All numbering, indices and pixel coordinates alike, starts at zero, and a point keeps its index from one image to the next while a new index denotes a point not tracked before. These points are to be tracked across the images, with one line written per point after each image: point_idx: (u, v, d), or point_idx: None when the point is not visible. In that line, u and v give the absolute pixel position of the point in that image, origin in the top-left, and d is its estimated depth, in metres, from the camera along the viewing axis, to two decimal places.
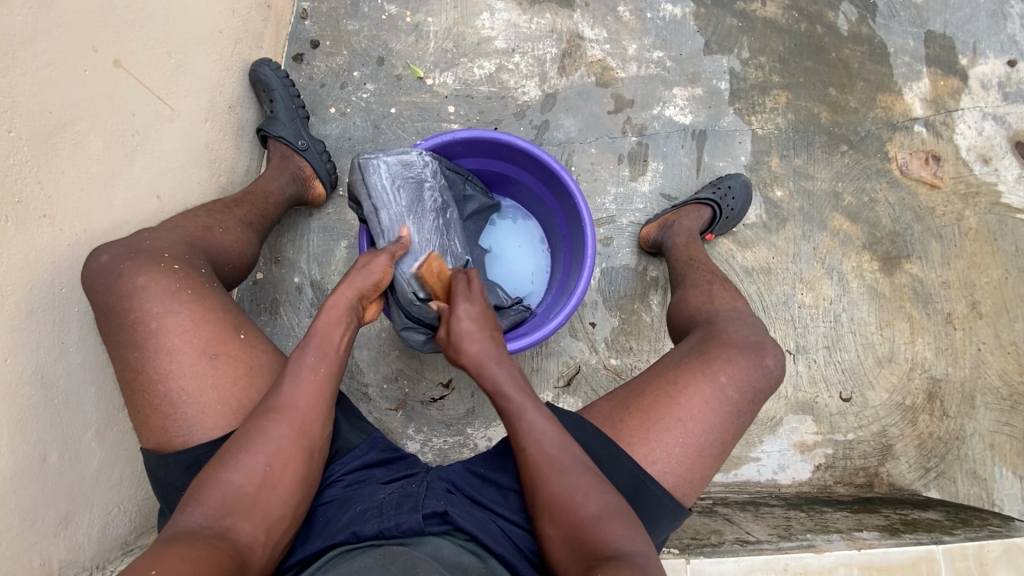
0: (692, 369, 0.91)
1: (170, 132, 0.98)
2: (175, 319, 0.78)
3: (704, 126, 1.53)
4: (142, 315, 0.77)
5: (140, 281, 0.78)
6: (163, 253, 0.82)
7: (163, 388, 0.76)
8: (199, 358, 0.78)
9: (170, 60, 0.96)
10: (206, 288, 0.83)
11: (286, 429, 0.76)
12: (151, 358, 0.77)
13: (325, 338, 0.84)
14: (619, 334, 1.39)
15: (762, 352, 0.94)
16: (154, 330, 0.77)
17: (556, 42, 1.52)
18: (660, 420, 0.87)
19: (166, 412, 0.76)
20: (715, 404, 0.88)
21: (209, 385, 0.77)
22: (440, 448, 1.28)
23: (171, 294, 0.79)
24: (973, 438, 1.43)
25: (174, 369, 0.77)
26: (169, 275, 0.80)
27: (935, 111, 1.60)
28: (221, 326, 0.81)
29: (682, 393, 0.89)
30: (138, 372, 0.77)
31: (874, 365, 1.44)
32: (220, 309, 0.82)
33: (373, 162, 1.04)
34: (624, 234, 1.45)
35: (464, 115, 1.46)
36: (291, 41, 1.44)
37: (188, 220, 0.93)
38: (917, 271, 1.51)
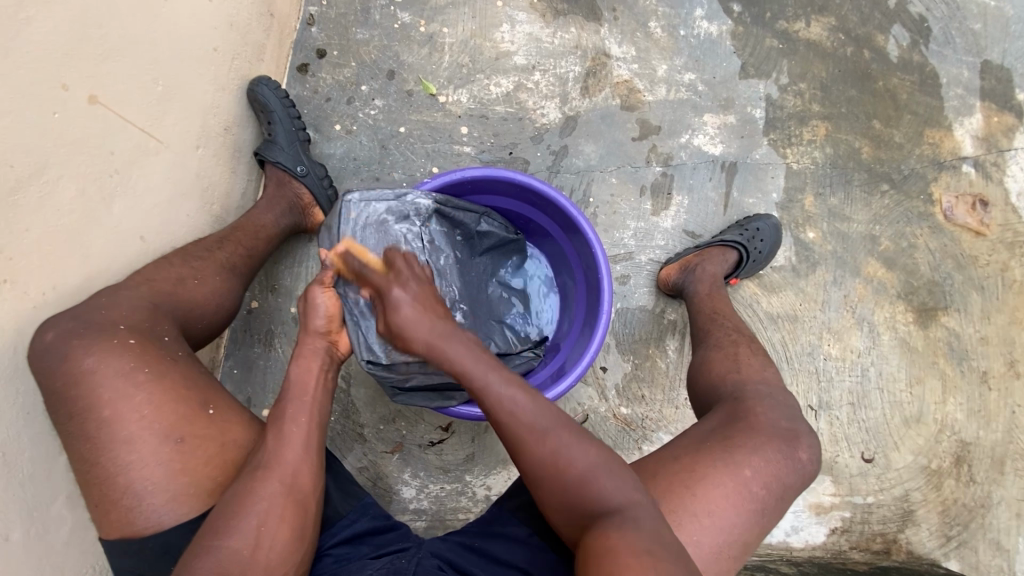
0: (716, 456, 0.84)
1: (156, 166, 0.90)
2: (130, 404, 0.72)
3: (735, 158, 1.42)
4: (92, 401, 0.71)
5: (87, 363, 0.72)
6: (117, 324, 0.75)
7: (122, 479, 0.70)
8: (162, 444, 0.72)
9: (157, 88, 0.88)
10: (166, 362, 0.76)
11: (275, 484, 0.73)
12: (106, 448, 0.71)
13: (301, 383, 0.84)
14: (631, 382, 1.31)
15: (795, 443, 0.89)
16: (106, 417, 0.71)
17: (580, 60, 1.41)
18: (677, 509, 0.79)
19: (128, 505, 0.70)
20: (741, 500, 0.81)
21: (176, 470, 0.72)
22: (436, 495, 1.21)
23: (124, 374, 0.72)
24: (1000, 506, 1.34)
25: (133, 460, 0.71)
26: (122, 353, 0.73)
27: (986, 150, 1.48)
28: (185, 405, 0.75)
29: (702, 482, 0.82)
30: (93, 463, 0.71)
31: (900, 425, 1.36)
32: (182, 385, 0.76)
33: (356, 203, 1.01)
34: (642, 272, 1.37)
35: (478, 137, 1.36)
36: (296, 49, 1.35)
37: (157, 274, 0.86)
38: (953, 325, 1.41)
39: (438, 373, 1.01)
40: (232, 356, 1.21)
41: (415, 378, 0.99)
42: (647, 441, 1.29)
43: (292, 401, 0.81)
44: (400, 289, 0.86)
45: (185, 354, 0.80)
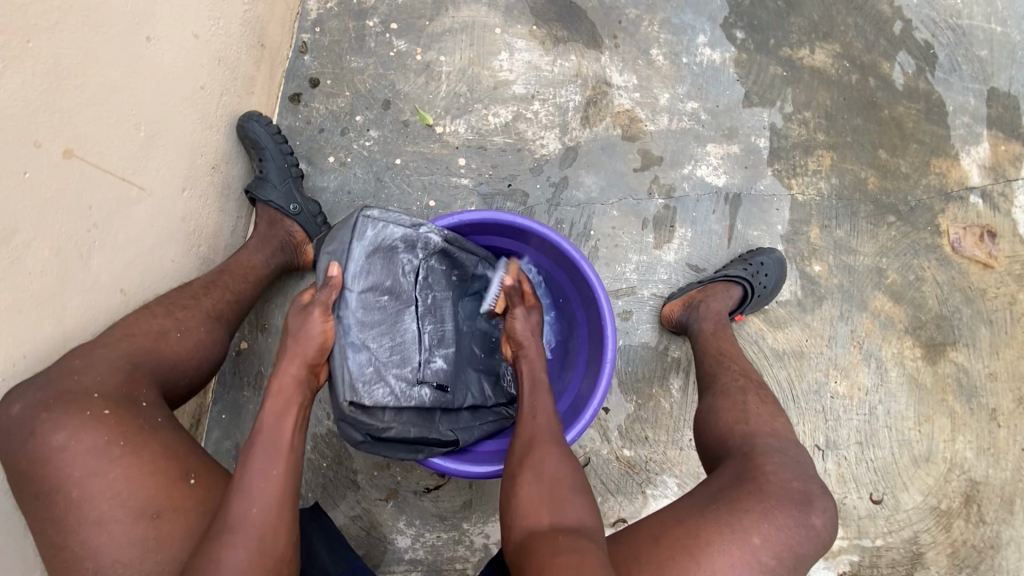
0: (722, 523, 0.80)
1: (137, 216, 0.85)
2: (102, 482, 0.66)
3: (739, 189, 1.39)
4: (61, 480, 0.66)
5: (57, 440, 0.66)
6: (90, 394, 0.70)
7: (91, 565, 0.64)
8: (136, 522, 0.66)
9: (139, 134, 0.83)
10: (146, 432, 0.71)
11: (242, 549, 0.63)
12: (76, 531, 0.65)
13: (273, 428, 0.74)
14: (633, 422, 1.28)
15: (809, 509, 0.84)
16: (77, 497, 0.65)
17: (580, 89, 1.38)
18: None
19: None
20: (749, 571, 0.78)
21: (148, 550, 0.65)
22: (431, 544, 1.17)
23: (97, 451, 0.67)
24: (1010, 547, 1.31)
25: (105, 541, 0.65)
26: (97, 425, 0.68)
27: (994, 179, 1.45)
28: (163, 479, 0.69)
29: (706, 552, 0.78)
30: (61, 548, 0.65)
31: (908, 464, 1.33)
32: (161, 457, 0.70)
33: (366, 222, 0.92)
34: (644, 307, 1.33)
35: (475, 169, 1.32)
36: (288, 79, 1.31)
37: (136, 327, 0.81)
38: (962, 360, 1.38)
39: (414, 424, 0.96)
40: (220, 401, 1.16)
41: (394, 429, 0.93)
42: (650, 484, 1.25)
43: (261, 444, 0.72)
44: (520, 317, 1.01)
45: (166, 420, 0.74)
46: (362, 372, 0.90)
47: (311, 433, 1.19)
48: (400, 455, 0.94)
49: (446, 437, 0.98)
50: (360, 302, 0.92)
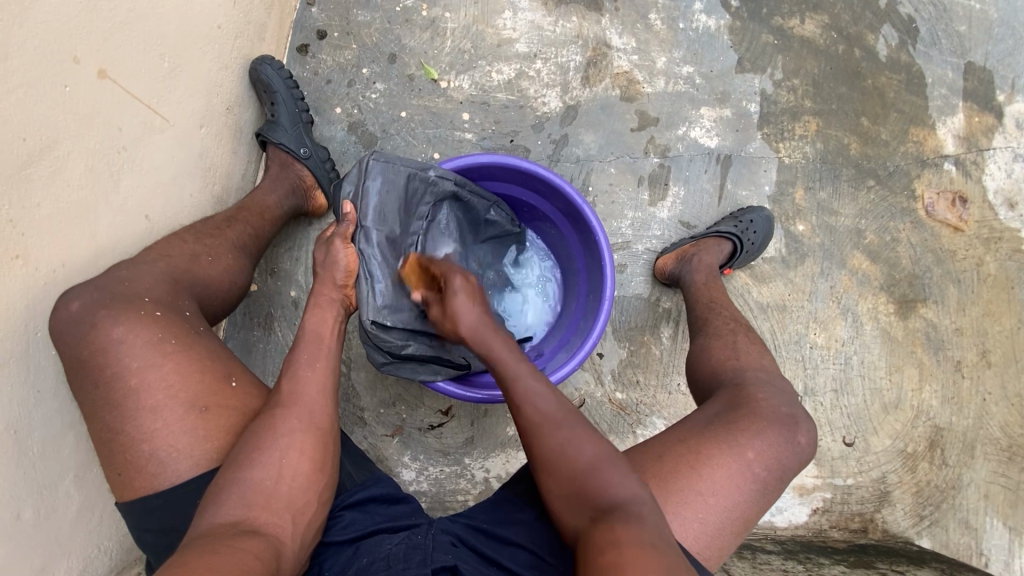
0: (719, 440, 0.88)
1: (162, 145, 0.89)
2: (157, 374, 0.71)
3: (730, 151, 1.46)
4: (119, 370, 0.71)
5: (116, 332, 0.72)
6: (142, 297, 0.75)
7: (147, 447, 0.70)
8: (188, 412, 0.71)
9: (163, 64, 0.86)
10: (192, 335, 0.76)
11: (295, 422, 0.74)
12: (132, 417, 0.70)
13: (316, 332, 0.84)
14: (626, 367, 1.35)
15: (795, 428, 0.92)
16: (134, 386, 0.71)
17: (581, 49, 1.42)
18: (681, 490, 0.83)
19: (153, 472, 0.70)
20: (744, 481, 0.85)
21: (198, 439, 0.71)
22: (435, 477, 1.24)
23: (152, 345, 0.72)
24: (969, 488, 1.42)
25: (159, 427, 0.70)
26: (151, 322, 0.73)
27: (966, 149, 1.54)
28: (211, 376, 0.74)
29: (707, 464, 0.85)
30: (118, 431, 0.70)
31: (879, 411, 1.42)
32: (208, 357, 0.75)
33: (378, 164, 0.98)
34: (638, 261, 1.40)
35: (479, 123, 1.37)
36: (296, 29, 1.33)
37: (171, 249, 0.86)
38: (931, 316, 1.47)
39: (431, 347, 1.03)
40: (232, 339, 1.21)
41: (411, 347, 0.99)
42: (641, 425, 1.33)
43: (308, 339, 0.83)
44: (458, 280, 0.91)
45: (207, 330, 0.79)
46: (387, 298, 0.96)
47: None
48: (420, 376, 1.01)
49: (457, 360, 1.04)
50: (382, 238, 0.98)
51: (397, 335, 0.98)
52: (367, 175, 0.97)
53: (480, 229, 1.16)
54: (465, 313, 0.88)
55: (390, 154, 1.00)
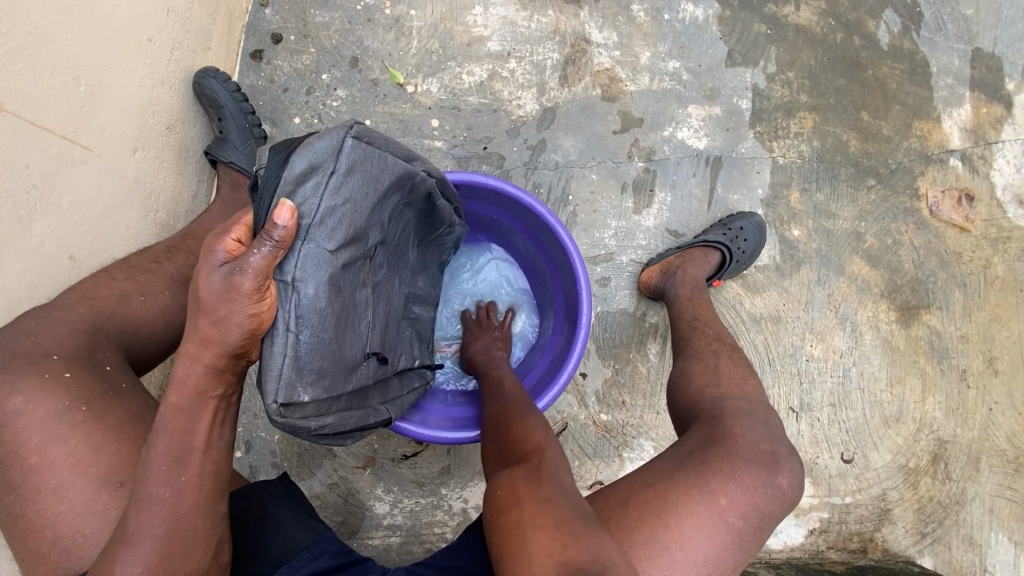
0: (691, 485, 0.81)
1: (86, 178, 0.81)
2: (64, 448, 0.64)
3: (720, 152, 1.36)
4: (21, 445, 0.64)
5: (16, 401, 0.65)
6: (49, 354, 0.68)
7: (51, 534, 0.62)
8: (98, 490, 0.64)
9: (80, 89, 0.78)
10: (108, 398, 0.68)
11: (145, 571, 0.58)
12: (36, 499, 0.63)
13: (184, 436, 0.59)
14: (611, 387, 1.28)
15: (776, 469, 0.85)
16: (38, 463, 0.64)
17: (558, 46, 1.32)
18: (647, 544, 0.75)
19: (57, 561, 0.62)
20: (715, 531, 0.78)
21: (108, 522, 0.63)
22: (410, 510, 1.17)
23: (57, 415, 0.65)
24: (973, 502, 1.36)
25: (64, 510, 0.63)
26: (58, 388, 0.66)
27: (974, 142, 1.44)
28: (127, 447, 0.66)
29: (677, 514, 0.78)
30: (19, 515, 0.63)
31: (879, 424, 1.35)
32: (127, 422, 0.68)
33: (355, 150, 0.64)
34: (623, 274, 1.31)
35: (449, 130, 1.27)
36: (248, 34, 1.23)
37: (98, 289, 0.78)
38: (935, 323, 1.39)
39: (353, 411, 0.75)
40: None
41: (337, 418, 0.71)
42: (627, 447, 1.26)
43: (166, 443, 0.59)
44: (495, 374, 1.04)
45: (131, 384, 0.72)
46: (316, 357, 0.63)
47: None
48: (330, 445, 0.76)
49: (382, 415, 0.81)
50: (336, 260, 0.64)
51: (318, 406, 0.66)
52: (335, 160, 0.63)
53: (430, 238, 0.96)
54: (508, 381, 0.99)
55: (371, 135, 0.68)
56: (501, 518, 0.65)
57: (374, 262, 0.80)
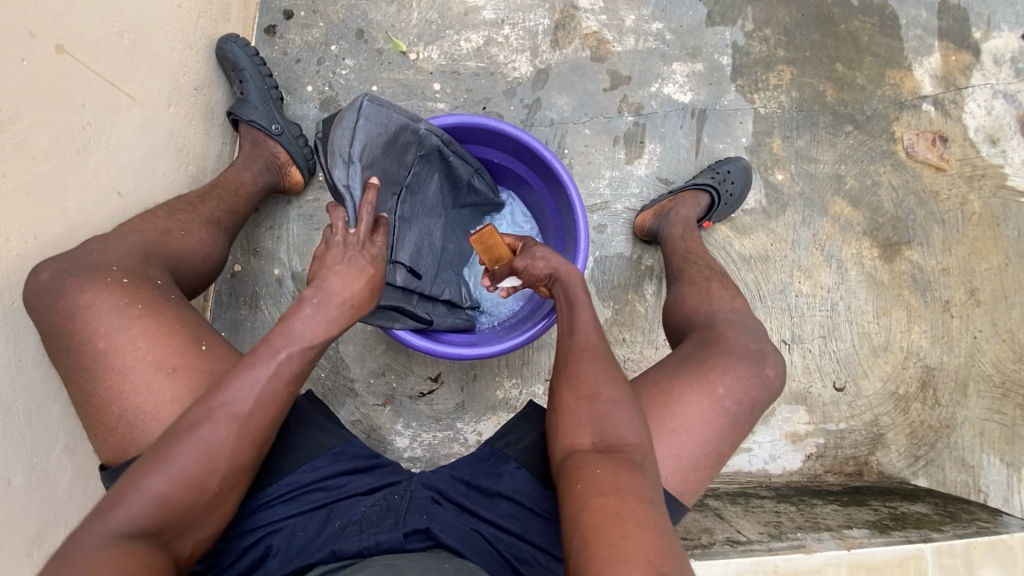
0: (688, 378, 0.89)
1: (130, 123, 0.91)
2: (125, 337, 0.73)
3: (704, 105, 1.45)
4: (88, 334, 0.72)
5: (82, 299, 0.73)
6: (109, 266, 0.77)
7: (117, 409, 0.71)
8: (155, 374, 0.72)
9: (123, 41, 0.88)
10: (159, 301, 0.77)
11: (231, 443, 0.66)
12: (103, 380, 0.72)
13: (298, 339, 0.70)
14: (611, 326, 1.36)
15: (763, 361, 0.94)
16: (104, 349, 0.72)
17: (548, 13, 1.42)
18: (655, 428, 0.85)
19: (123, 433, 0.70)
20: (715, 416, 0.87)
21: (165, 402, 0.71)
22: (428, 443, 1.25)
23: (119, 309, 0.73)
24: (964, 426, 1.42)
25: (127, 389, 0.71)
26: (116, 289, 0.75)
27: (945, 88, 1.52)
28: (178, 341, 0.74)
29: (679, 402, 0.87)
30: (90, 393, 0.72)
31: (868, 354, 1.43)
32: (176, 320, 0.76)
33: (370, 106, 0.94)
34: (618, 221, 1.40)
35: (450, 93, 1.37)
36: (262, 11, 1.34)
37: (144, 224, 0.87)
38: (917, 258, 1.47)
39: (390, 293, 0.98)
40: (218, 320, 1.22)
41: None
42: None
43: (296, 353, 0.69)
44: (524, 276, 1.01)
45: (177, 297, 0.81)
46: None
47: None
48: (377, 321, 0.97)
49: (420, 314, 1.02)
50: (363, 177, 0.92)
51: None
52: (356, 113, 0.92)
53: (460, 194, 1.17)
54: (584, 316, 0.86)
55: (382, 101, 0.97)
56: (597, 500, 0.65)
57: (404, 202, 1.06)
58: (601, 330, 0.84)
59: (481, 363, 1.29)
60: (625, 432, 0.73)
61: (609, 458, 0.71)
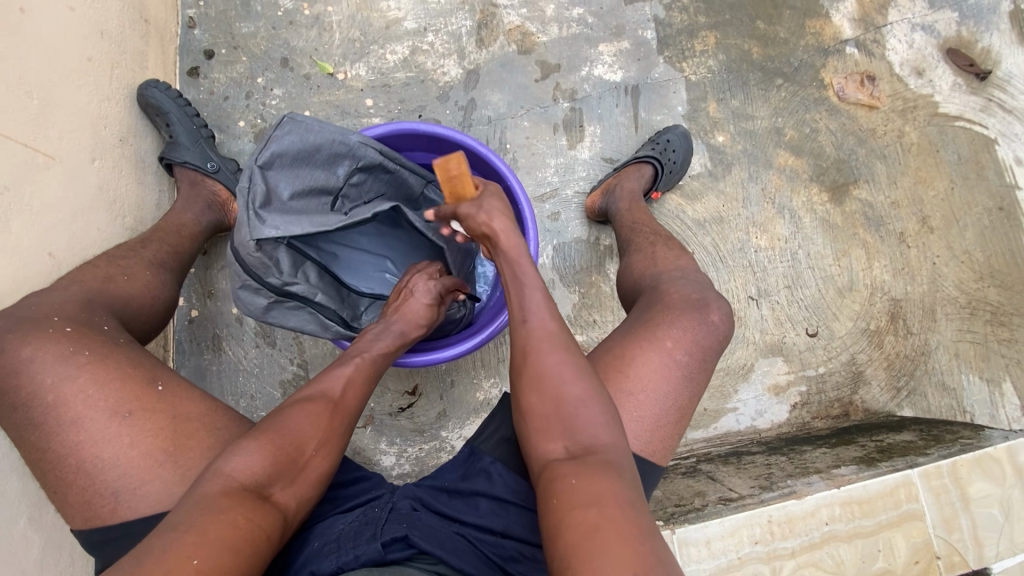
0: (639, 340, 0.90)
1: (51, 182, 0.90)
2: (74, 386, 0.72)
3: (636, 81, 1.47)
4: (37, 389, 0.71)
5: (27, 352, 0.72)
6: (51, 317, 0.75)
7: (75, 461, 0.70)
8: (111, 420, 0.72)
9: (33, 101, 0.88)
10: (109, 345, 0.76)
11: (136, 437, 0.72)
12: (55, 432, 0.70)
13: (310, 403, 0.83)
14: (580, 309, 1.36)
15: (706, 309, 0.94)
16: (53, 402, 0.71)
17: (469, 15, 1.43)
18: (614, 396, 0.85)
19: (84, 485, 0.70)
20: (668, 371, 0.88)
21: (126, 447, 0.71)
22: (416, 456, 1.25)
23: (65, 359, 0.72)
24: (938, 351, 1.44)
25: (82, 439, 0.71)
26: (62, 338, 0.73)
27: (864, 29, 1.56)
28: (131, 382, 0.74)
29: (633, 365, 0.87)
30: (46, 450, 0.70)
31: (835, 296, 1.45)
32: (127, 364, 0.75)
33: (289, 122, 0.96)
34: (571, 206, 1.41)
35: (384, 106, 1.37)
36: (182, 54, 1.33)
37: (85, 273, 0.86)
38: (865, 196, 1.50)
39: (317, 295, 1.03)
40: (184, 367, 1.21)
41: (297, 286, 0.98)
42: None
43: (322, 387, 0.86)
44: (489, 201, 0.89)
45: (128, 341, 0.79)
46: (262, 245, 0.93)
47: (278, 379, 1.23)
48: (291, 321, 1.02)
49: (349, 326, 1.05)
50: (280, 196, 0.98)
51: (275, 267, 0.97)
52: (276, 130, 0.96)
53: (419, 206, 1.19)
54: (538, 295, 0.84)
55: (307, 114, 0.99)
56: (574, 512, 0.66)
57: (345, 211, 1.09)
58: (557, 311, 0.84)
59: (457, 368, 1.28)
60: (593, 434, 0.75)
61: (581, 464, 0.72)
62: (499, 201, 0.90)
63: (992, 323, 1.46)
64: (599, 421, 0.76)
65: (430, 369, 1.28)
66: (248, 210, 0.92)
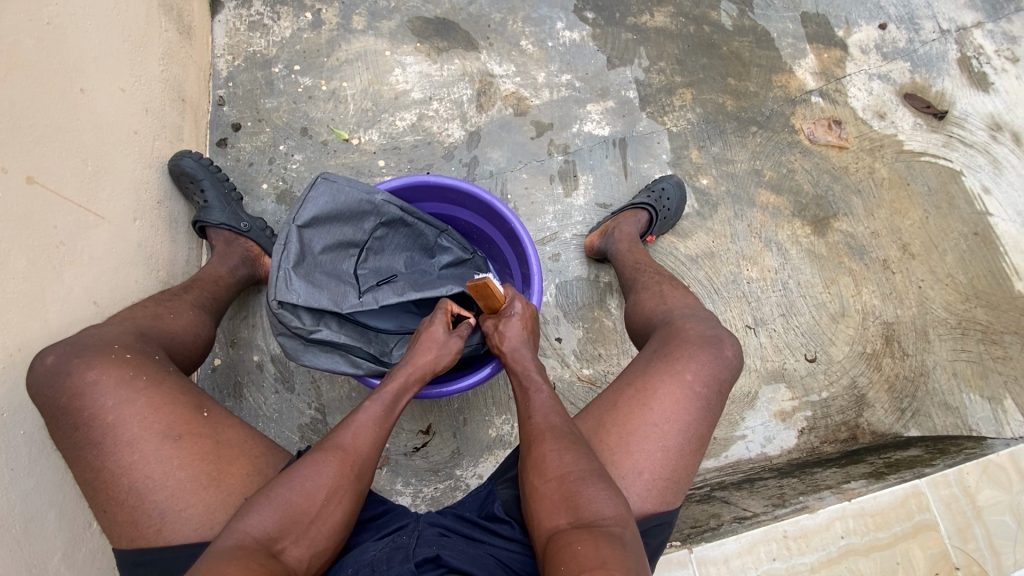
0: (658, 373, 0.96)
1: (100, 237, 1.00)
2: (131, 409, 0.79)
3: (622, 135, 1.61)
4: (96, 410, 0.78)
5: (90, 376, 0.79)
6: (112, 345, 0.83)
7: (127, 480, 0.77)
8: (162, 442, 0.79)
9: (87, 167, 0.99)
10: (161, 375, 0.84)
11: (183, 460, 0.79)
12: (112, 452, 0.77)
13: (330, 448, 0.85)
14: (586, 344, 1.43)
15: (720, 344, 1.00)
16: (111, 423, 0.78)
17: (469, 84, 1.59)
18: (639, 425, 0.91)
19: (133, 504, 0.76)
20: (690, 402, 0.92)
21: (175, 468, 0.78)
22: (432, 496, 1.26)
23: (125, 383, 0.80)
24: (937, 370, 1.48)
25: (136, 458, 0.77)
26: (122, 365, 0.81)
27: (826, 81, 1.72)
28: (182, 407, 0.82)
29: (655, 397, 0.93)
30: (100, 468, 0.77)
31: (829, 322, 1.51)
32: (177, 393, 0.83)
33: (323, 184, 1.07)
34: (570, 247, 1.51)
35: (394, 165, 1.51)
36: (212, 128, 1.48)
37: (134, 313, 0.94)
38: (846, 227, 1.60)
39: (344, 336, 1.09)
40: None
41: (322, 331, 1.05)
42: None
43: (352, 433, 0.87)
44: (510, 321, 1.07)
45: (174, 372, 0.87)
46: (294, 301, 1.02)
47: (296, 423, 1.27)
48: (321, 361, 1.06)
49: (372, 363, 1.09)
50: (310, 254, 1.08)
51: (305, 318, 1.04)
52: (310, 191, 1.07)
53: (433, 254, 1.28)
54: (544, 398, 0.96)
55: (338, 175, 1.10)
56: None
57: (368, 263, 1.18)
58: (560, 409, 0.94)
59: (469, 405, 1.32)
60: (600, 512, 0.79)
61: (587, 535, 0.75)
62: (519, 321, 1.07)
63: (985, 342, 1.51)
64: (606, 498, 0.80)
65: (443, 409, 1.31)
66: (281, 270, 1.01)
